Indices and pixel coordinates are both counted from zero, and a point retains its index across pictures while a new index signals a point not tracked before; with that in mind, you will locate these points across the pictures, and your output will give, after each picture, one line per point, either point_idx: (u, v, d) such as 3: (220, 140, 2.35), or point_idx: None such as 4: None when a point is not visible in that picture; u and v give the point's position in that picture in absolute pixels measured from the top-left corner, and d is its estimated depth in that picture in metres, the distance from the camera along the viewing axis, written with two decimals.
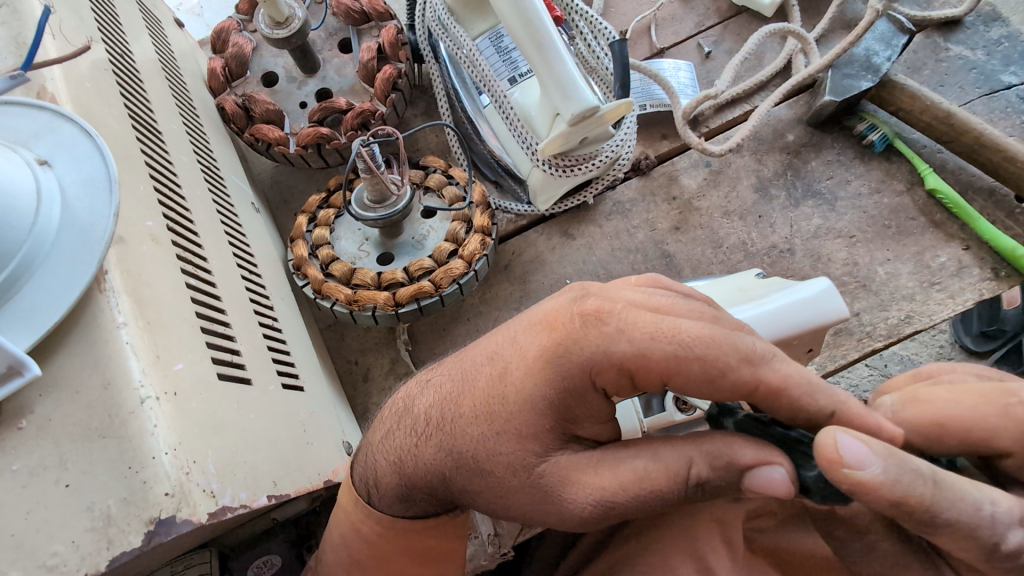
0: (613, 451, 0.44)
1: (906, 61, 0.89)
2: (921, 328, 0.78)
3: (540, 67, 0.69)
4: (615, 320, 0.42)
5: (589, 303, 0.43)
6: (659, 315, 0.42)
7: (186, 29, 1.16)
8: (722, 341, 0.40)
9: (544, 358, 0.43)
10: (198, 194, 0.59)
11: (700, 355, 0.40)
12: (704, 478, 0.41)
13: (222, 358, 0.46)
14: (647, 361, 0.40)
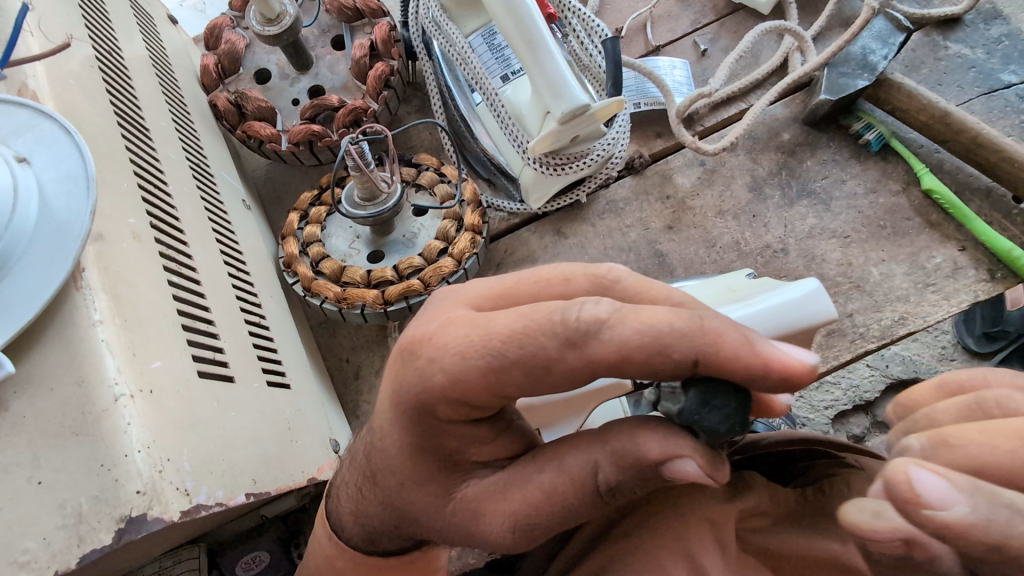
0: (519, 469, 0.40)
1: (904, 60, 0.88)
2: (915, 329, 0.77)
3: (531, 65, 0.69)
4: (481, 321, 0.37)
5: (407, 334, 0.40)
6: (472, 318, 0.38)
7: (189, 25, 1.17)
8: (537, 323, 0.35)
9: (395, 397, 0.40)
10: (186, 191, 0.59)
11: (530, 354, 0.35)
12: (613, 482, 0.37)
13: (204, 355, 0.47)
14: (494, 382, 0.36)
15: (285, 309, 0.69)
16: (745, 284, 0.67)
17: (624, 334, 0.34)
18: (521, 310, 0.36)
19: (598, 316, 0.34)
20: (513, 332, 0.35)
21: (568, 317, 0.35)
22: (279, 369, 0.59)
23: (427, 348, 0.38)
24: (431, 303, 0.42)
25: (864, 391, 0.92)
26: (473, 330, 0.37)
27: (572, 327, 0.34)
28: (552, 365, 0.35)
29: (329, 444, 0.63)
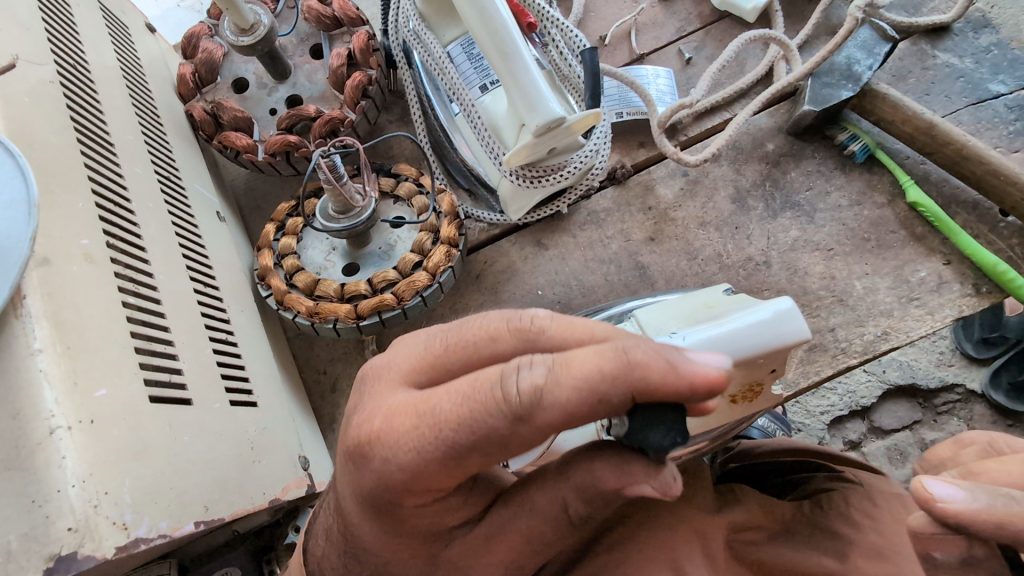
0: (498, 515, 0.42)
1: (892, 69, 0.87)
2: (898, 345, 0.76)
3: (506, 77, 0.68)
4: (424, 409, 0.37)
5: (355, 437, 0.39)
6: (414, 414, 0.38)
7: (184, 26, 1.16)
8: (483, 411, 0.35)
9: (363, 497, 0.41)
10: (152, 207, 0.58)
11: (490, 440, 0.36)
12: (581, 513, 0.40)
13: (159, 379, 0.46)
14: (458, 467, 0.37)
15: (256, 323, 0.68)
16: (722, 301, 0.65)
17: (563, 396, 0.34)
18: (461, 387, 0.37)
19: (533, 384, 0.34)
20: (458, 417, 0.36)
21: (505, 391, 0.35)
22: (246, 387, 0.59)
23: (380, 448, 0.38)
24: (366, 387, 0.42)
25: (860, 396, 1.01)
26: (419, 422, 0.37)
27: (513, 402, 0.34)
28: (504, 438, 0.36)
29: (299, 461, 0.62)
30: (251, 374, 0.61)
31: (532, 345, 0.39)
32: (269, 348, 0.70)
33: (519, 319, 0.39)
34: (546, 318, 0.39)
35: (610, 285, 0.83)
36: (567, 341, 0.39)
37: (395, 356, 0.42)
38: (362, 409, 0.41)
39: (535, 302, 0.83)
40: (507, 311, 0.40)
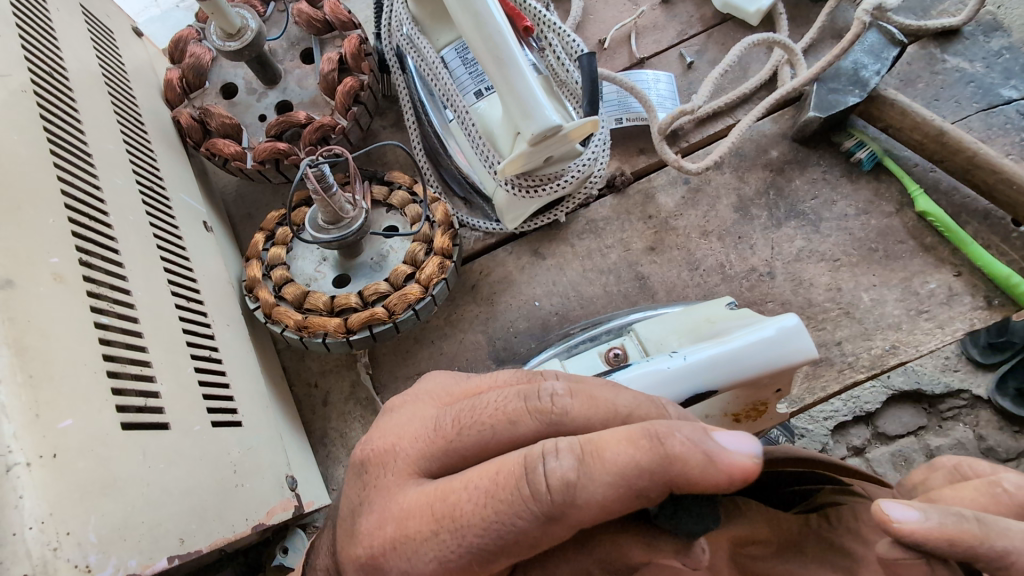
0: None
1: (899, 74, 0.84)
2: (907, 359, 0.73)
3: (501, 84, 0.66)
4: (444, 508, 0.36)
5: (373, 541, 0.38)
6: (433, 511, 0.36)
7: (180, 27, 1.14)
8: (511, 507, 0.34)
9: None
10: (132, 220, 0.56)
11: (521, 537, 0.34)
12: None
13: (133, 403, 0.44)
14: (488, 566, 0.35)
15: (242, 338, 0.66)
16: (725, 317, 0.63)
17: (595, 493, 0.33)
18: (483, 482, 0.36)
19: (562, 478, 0.33)
20: (484, 515, 0.35)
21: (532, 488, 0.34)
22: (229, 407, 0.56)
23: (395, 558, 0.37)
24: (374, 482, 0.41)
25: (865, 402, 0.93)
26: (440, 523, 0.36)
27: (543, 499, 0.33)
28: (534, 539, 0.35)
29: (285, 481, 0.60)
30: (235, 393, 0.59)
31: (551, 429, 0.38)
32: (257, 362, 0.68)
33: (539, 399, 0.39)
34: (565, 399, 0.39)
35: (609, 297, 0.81)
36: (588, 423, 0.38)
37: (406, 444, 0.42)
38: (374, 506, 0.40)
39: (532, 314, 0.80)
40: (526, 390, 0.39)
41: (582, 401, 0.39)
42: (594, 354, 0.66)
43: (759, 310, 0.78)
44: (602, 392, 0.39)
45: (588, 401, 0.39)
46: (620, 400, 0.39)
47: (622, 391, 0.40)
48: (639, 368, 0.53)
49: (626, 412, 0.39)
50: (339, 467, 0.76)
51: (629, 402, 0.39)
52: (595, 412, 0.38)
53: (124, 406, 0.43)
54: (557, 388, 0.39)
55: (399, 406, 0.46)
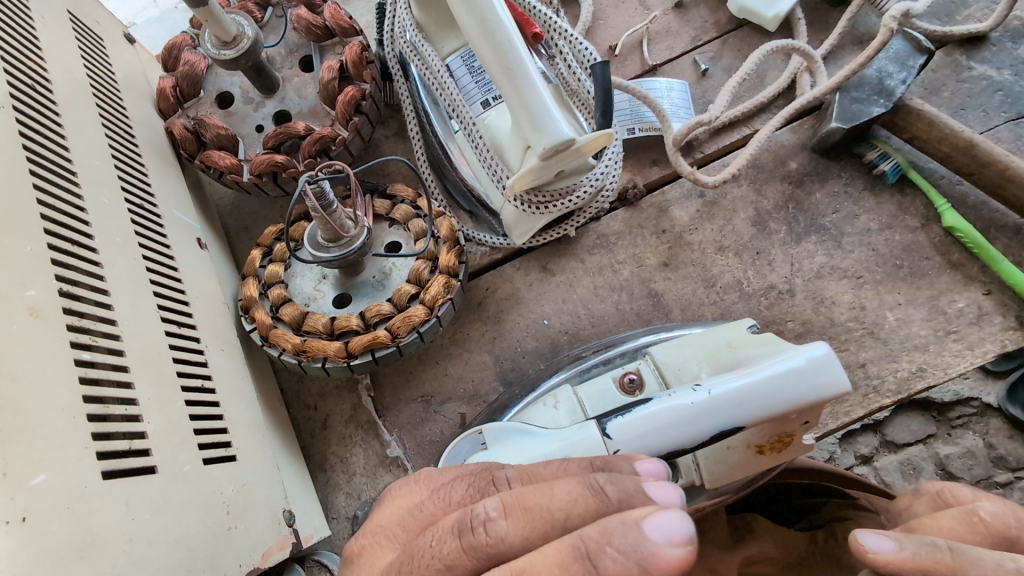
0: None
1: (923, 81, 0.81)
2: (934, 383, 0.70)
3: (511, 94, 0.62)
4: None
5: None
6: None
7: (176, 28, 1.11)
8: None
9: None
10: (118, 241, 0.53)
11: None
12: None
13: (116, 449, 0.40)
14: None
15: (237, 363, 0.63)
16: (747, 341, 0.60)
17: None
18: None
19: None
20: None
21: None
22: (224, 441, 0.53)
23: None
24: None
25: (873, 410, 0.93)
26: None
27: None
28: None
29: (282, 517, 0.56)
30: (229, 425, 0.55)
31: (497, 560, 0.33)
32: (253, 388, 0.64)
33: (472, 533, 0.33)
34: (501, 521, 0.33)
35: (621, 315, 0.77)
36: (528, 540, 0.33)
37: None
38: None
39: (541, 332, 0.77)
40: (458, 522, 0.34)
41: (519, 516, 0.33)
42: (608, 380, 0.63)
43: (778, 329, 0.74)
44: (537, 493, 0.34)
45: (522, 514, 0.33)
46: (554, 496, 0.33)
47: (556, 483, 0.34)
48: (662, 404, 0.48)
49: (565, 513, 0.33)
50: (339, 494, 0.72)
51: (564, 499, 0.33)
52: (533, 522, 0.33)
53: (104, 453, 0.39)
54: (490, 509, 0.34)
55: (357, 553, 0.40)
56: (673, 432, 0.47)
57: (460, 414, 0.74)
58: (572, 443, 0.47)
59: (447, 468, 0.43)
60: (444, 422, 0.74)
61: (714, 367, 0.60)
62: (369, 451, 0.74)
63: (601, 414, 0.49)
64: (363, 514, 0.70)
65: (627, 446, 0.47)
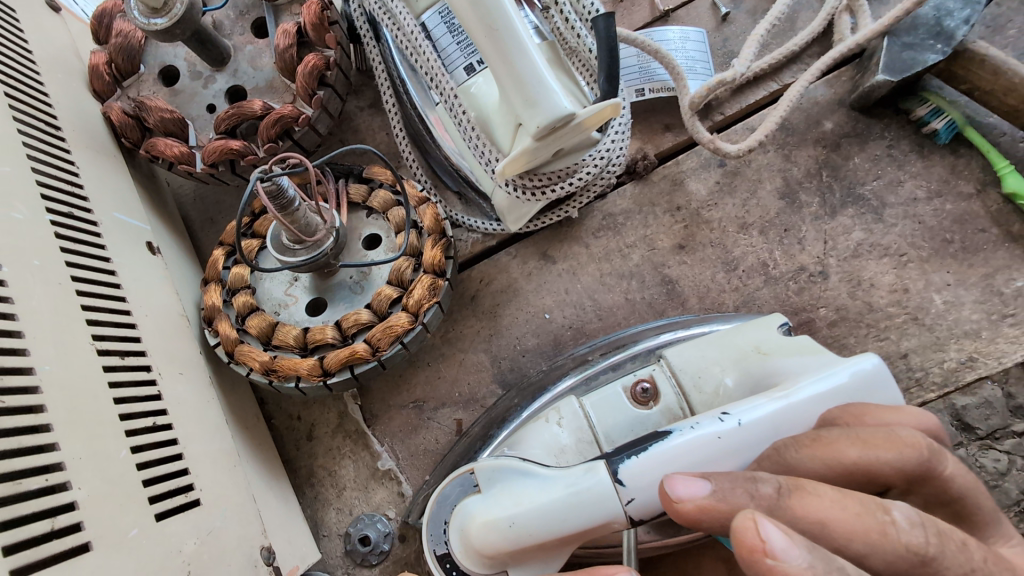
0: None
1: (985, 17, 0.68)
2: (986, 375, 0.62)
3: (496, 61, 0.52)
4: None
5: None
6: None
7: None
8: None
9: None
10: (36, 265, 0.45)
11: None
12: None
13: (30, 535, 0.35)
14: None
15: (201, 385, 0.56)
16: (780, 345, 0.52)
17: None
18: None
19: None
20: None
21: None
22: (185, 485, 0.47)
23: None
24: None
25: None
26: None
27: None
28: None
29: (260, 556, 0.51)
30: (193, 463, 0.49)
31: None
32: (224, 411, 0.58)
33: None
34: (796, 555, 0.27)
35: (631, 306, 0.69)
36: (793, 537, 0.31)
37: None
38: None
39: (542, 328, 0.69)
40: None
41: (816, 551, 0.27)
42: (618, 389, 0.54)
43: (809, 317, 0.66)
44: (800, 495, 0.31)
45: (822, 552, 0.27)
46: (831, 510, 0.30)
47: (811, 485, 0.32)
48: (682, 438, 0.41)
49: (855, 533, 0.30)
50: (329, 510, 0.67)
51: (847, 515, 0.30)
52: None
53: (12, 546, 0.34)
54: (775, 543, 0.27)
55: None
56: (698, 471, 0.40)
57: (456, 421, 0.68)
58: (577, 491, 0.40)
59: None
60: (439, 430, 0.68)
61: (740, 373, 0.51)
62: (360, 463, 0.68)
63: (610, 451, 0.42)
64: (356, 532, 0.66)
65: (643, 493, 0.40)
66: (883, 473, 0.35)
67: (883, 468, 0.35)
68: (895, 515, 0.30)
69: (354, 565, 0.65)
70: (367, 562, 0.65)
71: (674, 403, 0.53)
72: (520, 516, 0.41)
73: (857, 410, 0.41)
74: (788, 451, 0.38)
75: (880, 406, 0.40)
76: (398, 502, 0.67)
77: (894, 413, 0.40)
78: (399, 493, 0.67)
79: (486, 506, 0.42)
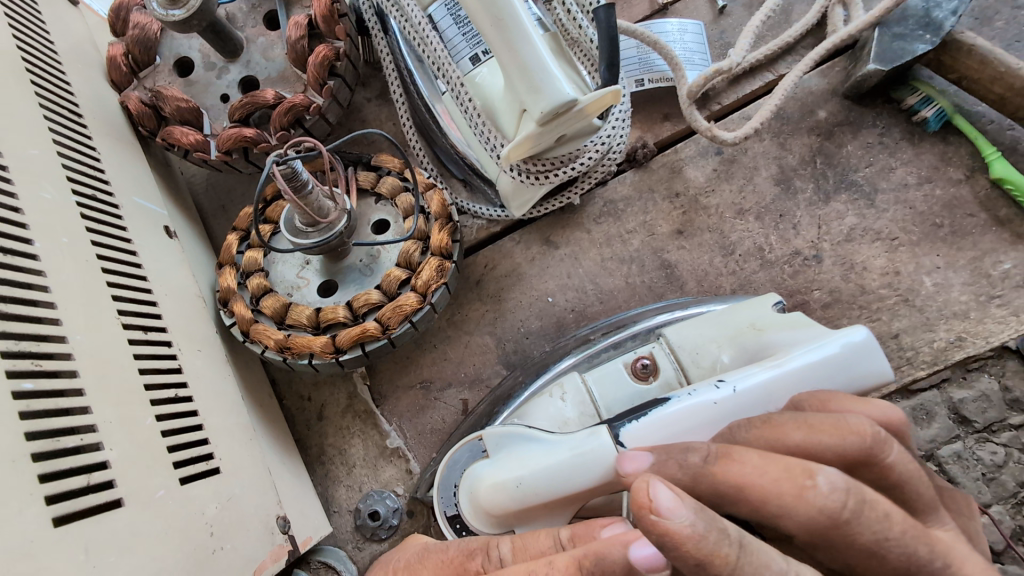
0: None
1: (973, 10, 0.70)
2: (975, 354, 0.64)
3: (501, 50, 0.54)
4: None
5: None
6: None
7: None
8: None
9: None
10: (64, 242, 0.47)
11: None
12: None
13: (70, 489, 0.37)
14: None
15: (218, 362, 0.58)
16: (775, 322, 0.54)
17: None
18: None
19: None
20: None
21: None
22: (206, 453, 0.49)
23: None
24: None
25: None
26: None
27: None
28: None
29: (276, 524, 0.54)
30: (213, 434, 0.51)
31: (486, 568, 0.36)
32: (239, 388, 0.60)
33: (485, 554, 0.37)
34: (681, 514, 0.27)
35: (631, 289, 0.71)
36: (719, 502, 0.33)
37: None
38: None
39: (545, 311, 0.72)
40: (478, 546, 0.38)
41: (704, 512, 0.28)
42: (619, 365, 0.56)
43: (803, 300, 0.68)
44: (725, 462, 0.33)
45: (710, 512, 0.28)
46: (752, 475, 0.32)
47: (739, 453, 0.33)
48: (680, 404, 0.43)
49: (773, 493, 0.31)
50: (339, 487, 0.69)
51: (768, 479, 0.31)
52: (688, 542, 0.27)
53: (55, 497, 0.36)
54: (662, 502, 0.27)
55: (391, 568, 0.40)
56: (696, 435, 0.42)
57: (462, 401, 0.70)
58: (580, 453, 0.42)
59: (427, 559, 0.39)
60: (446, 409, 0.70)
61: (737, 350, 0.54)
62: (368, 442, 0.71)
63: (611, 418, 0.44)
64: (365, 507, 0.68)
65: None
66: (825, 458, 0.34)
67: (824, 453, 0.34)
68: (819, 480, 0.30)
69: (364, 540, 0.67)
70: (376, 536, 0.67)
71: (673, 378, 0.55)
72: (526, 478, 0.43)
73: (823, 396, 0.40)
74: (739, 432, 0.37)
75: (847, 395, 0.40)
76: (406, 479, 0.69)
77: (860, 403, 0.38)
78: (407, 471, 0.69)
79: (495, 470, 0.45)
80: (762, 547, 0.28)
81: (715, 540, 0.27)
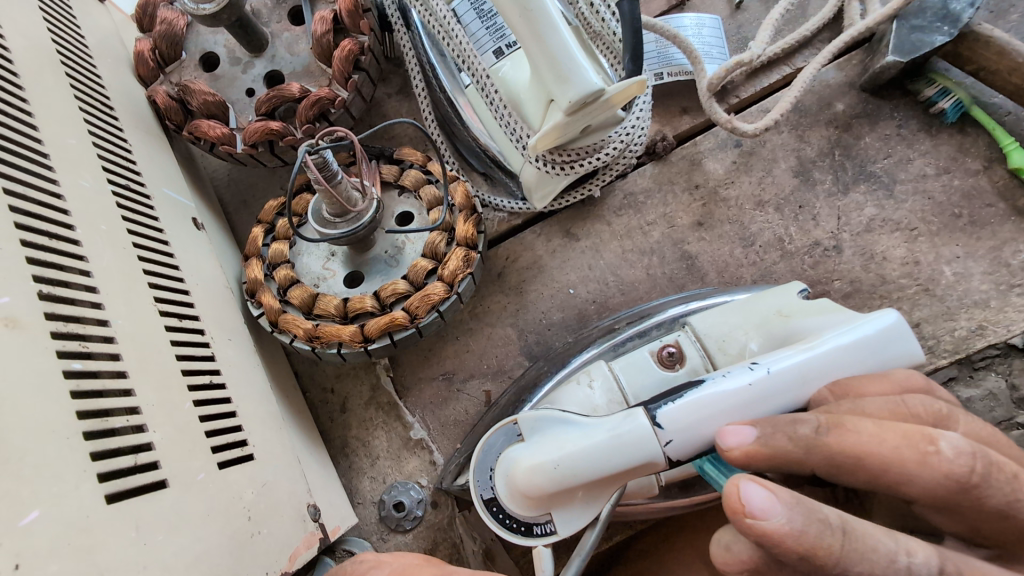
0: None
1: (988, 3, 0.71)
2: (995, 342, 0.64)
3: (528, 41, 0.55)
4: None
5: None
6: None
7: None
8: None
9: None
10: (103, 229, 0.48)
11: None
12: None
13: (119, 467, 0.37)
14: None
15: (246, 351, 0.58)
16: (801, 309, 0.54)
17: None
18: None
19: None
20: None
21: None
22: (240, 440, 0.49)
23: None
24: None
25: None
26: None
27: None
28: None
29: (307, 511, 0.54)
30: (246, 422, 0.52)
31: None
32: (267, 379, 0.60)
33: None
34: (776, 513, 0.30)
35: (652, 281, 0.72)
36: (835, 471, 0.35)
37: None
38: None
39: (566, 303, 0.72)
40: None
41: (799, 508, 0.30)
42: (645, 353, 0.56)
43: (824, 290, 0.69)
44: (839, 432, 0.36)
45: (806, 506, 0.31)
46: (869, 444, 0.35)
47: (851, 425, 0.36)
48: (716, 386, 0.43)
49: (894, 460, 0.34)
50: (363, 479, 0.70)
51: (885, 447, 0.35)
52: (788, 538, 0.30)
53: (106, 474, 0.36)
54: (755, 505, 0.30)
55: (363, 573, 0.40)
56: (731, 417, 0.43)
57: (484, 392, 0.70)
58: (619, 434, 0.42)
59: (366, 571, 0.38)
60: (468, 401, 0.70)
61: (764, 338, 0.54)
62: (392, 433, 0.71)
63: (647, 400, 0.45)
64: (390, 499, 0.68)
65: (679, 435, 0.42)
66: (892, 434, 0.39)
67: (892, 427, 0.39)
68: (939, 446, 0.35)
69: (388, 531, 0.67)
70: (401, 527, 0.67)
71: (700, 365, 0.55)
72: (565, 459, 0.43)
73: (848, 386, 0.43)
74: None
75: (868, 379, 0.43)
76: (429, 470, 0.69)
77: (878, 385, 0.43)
78: (431, 462, 0.69)
79: (532, 452, 0.45)
80: (866, 531, 0.31)
81: (816, 529, 0.30)
